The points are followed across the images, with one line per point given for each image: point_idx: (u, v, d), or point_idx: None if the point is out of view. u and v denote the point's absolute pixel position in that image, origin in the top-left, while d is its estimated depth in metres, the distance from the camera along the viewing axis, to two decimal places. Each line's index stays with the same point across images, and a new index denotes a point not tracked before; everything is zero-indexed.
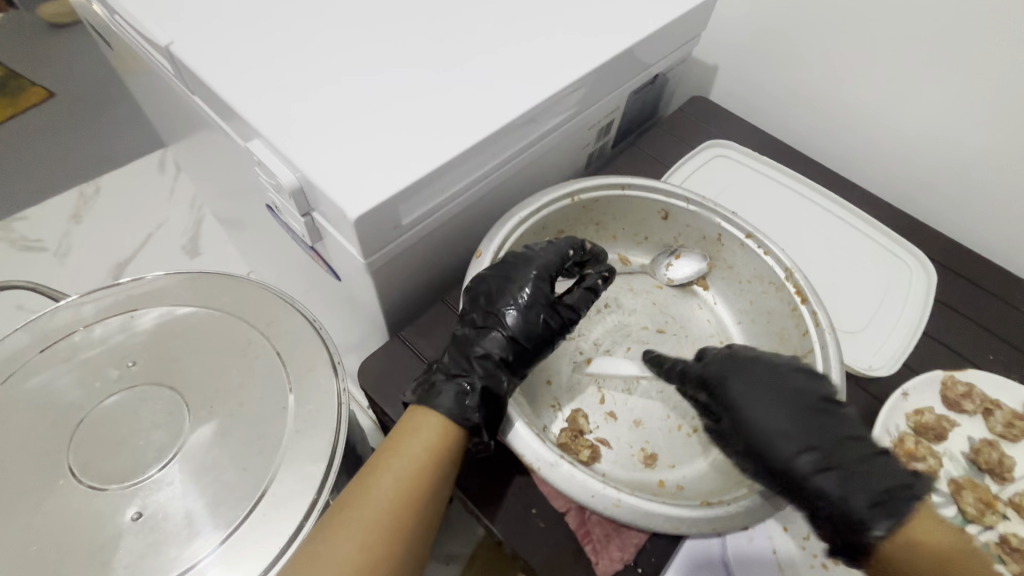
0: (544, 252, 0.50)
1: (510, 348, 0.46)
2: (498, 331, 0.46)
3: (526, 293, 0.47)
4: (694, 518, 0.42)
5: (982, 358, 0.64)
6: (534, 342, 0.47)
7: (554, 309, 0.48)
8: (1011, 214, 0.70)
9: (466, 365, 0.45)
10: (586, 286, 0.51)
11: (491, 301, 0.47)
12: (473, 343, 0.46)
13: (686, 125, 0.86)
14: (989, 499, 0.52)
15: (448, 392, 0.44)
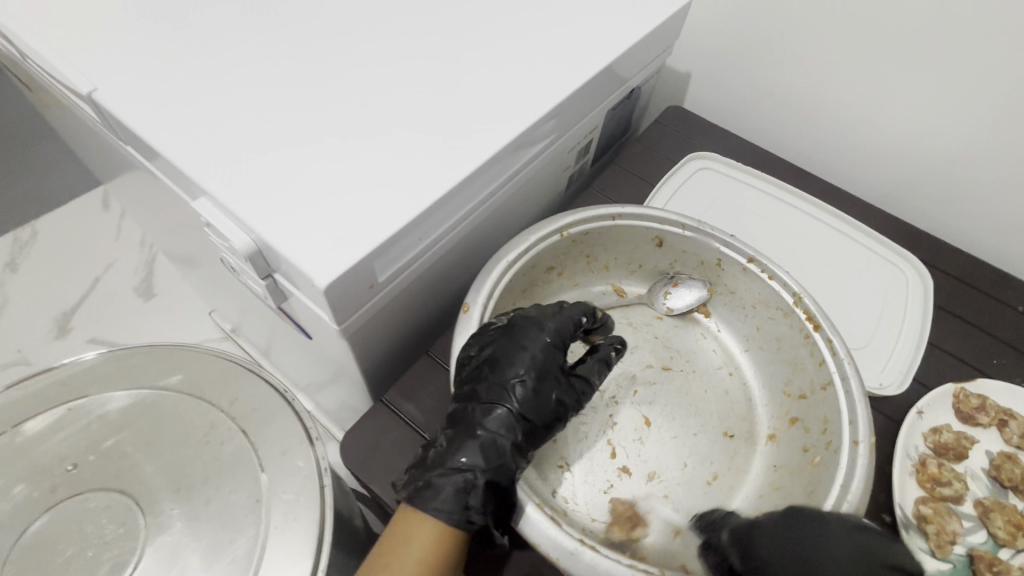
0: (554, 318, 0.45)
1: (519, 426, 0.40)
2: (503, 410, 0.40)
3: (533, 367, 0.42)
4: None
5: (986, 364, 0.63)
6: (544, 420, 0.42)
7: (567, 381, 0.43)
8: (997, 212, 0.69)
9: (468, 451, 0.39)
10: (600, 354, 0.46)
11: (495, 370, 0.41)
12: (476, 423, 0.40)
13: (665, 138, 0.83)
14: (1019, 521, 0.50)
15: (447, 485, 0.38)
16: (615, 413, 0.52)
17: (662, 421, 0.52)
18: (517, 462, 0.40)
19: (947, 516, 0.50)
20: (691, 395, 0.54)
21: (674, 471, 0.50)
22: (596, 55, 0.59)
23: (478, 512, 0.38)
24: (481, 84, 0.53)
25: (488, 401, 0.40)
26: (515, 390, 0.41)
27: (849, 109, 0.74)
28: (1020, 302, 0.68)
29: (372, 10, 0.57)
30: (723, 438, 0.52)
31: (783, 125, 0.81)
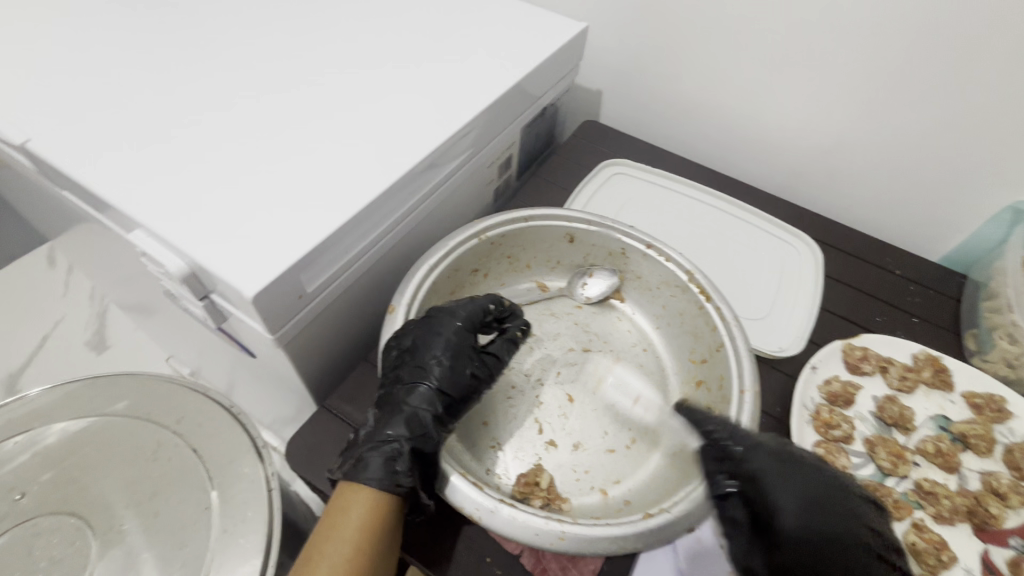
0: (464, 306, 0.51)
1: (438, 399, 0.46)
2: (424, 386, 0.45)
3: (448, 346, 0.47)
4: (637, 534, 0.42)
5: (871, 321, 0.71)
6: (461, 393, 0.47)
7: (479, 359, 0.50)
8: (867, 188, 0.80)
9: (395, 425, 0.44)
10: (507, 335, 0.53)
11: (415, 352, 0.47)
12: (402, 400, 0.45)
13: (582, 150, 0.91)
14: (897, 451, 0.57)
15: (378, 457, 0.42)
16: (541, 394, 0.57)
17: (583, 396, 0.57)
18: (440, 431, 0.45)
19: (837, 454, 0.57)
20: (608, 372, 0.60)
21: (596, 438, 0.55)
22: (500, 77, 0.66)
23: (408, 477, 0.42)
24: (394, 112, 0.60)
25: (411, 380, 0.46)
26: (434, 366, 0.46)
27: (735, 111, 0.83)
28: (897, 265, 0.78)
29: (292, 55, 0.63)
30: (639, 406, 0.58)
31: (684, 130, 0.91)
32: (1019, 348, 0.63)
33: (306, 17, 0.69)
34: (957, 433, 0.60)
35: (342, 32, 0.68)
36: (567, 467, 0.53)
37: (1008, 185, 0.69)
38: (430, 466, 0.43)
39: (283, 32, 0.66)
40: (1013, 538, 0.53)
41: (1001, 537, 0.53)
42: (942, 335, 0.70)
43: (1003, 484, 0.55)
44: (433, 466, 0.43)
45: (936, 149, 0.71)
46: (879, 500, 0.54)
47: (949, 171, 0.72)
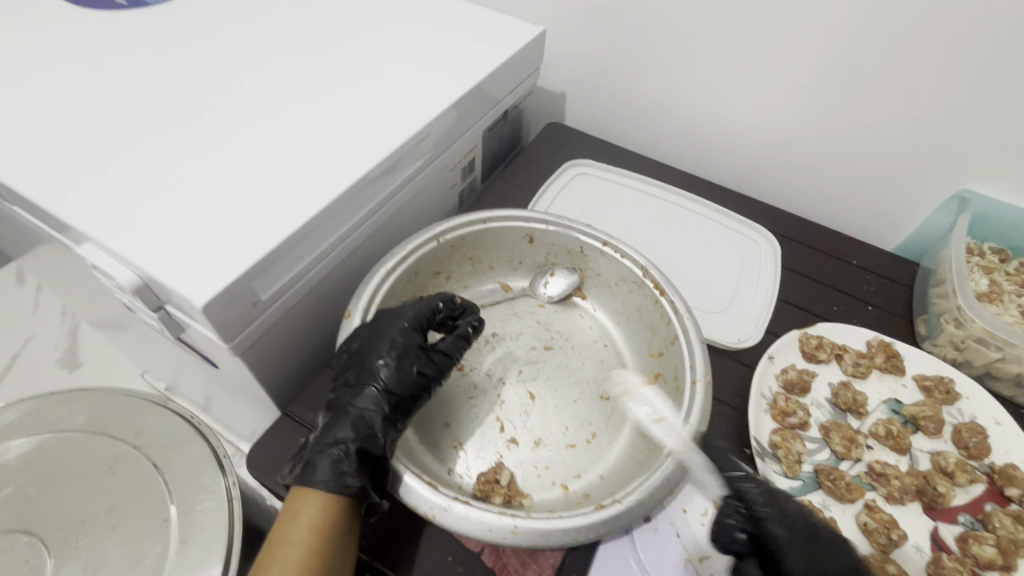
0: (413, 306, 0.53)
1: (385, 399, 0.47)
2: (372, 387, 0.47)
3: (395, 347, 0.49)
4: (588, 525, 0.43)
5: (828, 310, 0.73)
6: (410, 392, 0.48)
7: (427, 356, 0.50)
8: (822, 182, 0.82)
9: (342, 427, 0.45)
10: (457, 332, 0.53)
11: (361, 356, 0.48)
12: (349, 403, 0.46)
13: (547, 151, 0.92)
14: (850, 435, 0.58)
15: (325, 460, 0.44)
16: (502, 392, 0.58)
17: (545, 393, 0.58)
18: (388, 430, 0.46)
19: (793, 441, 0.58)
20: (569, 368, 0.60)
21: (557, 434, 0.56)
22: (456, 81, 0.67)
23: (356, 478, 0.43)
24: (348, 118, 0.60)
25: (357, 382, 0.47)
26: (379, 367, 0.47)
27: (694, 109, 0.85)
28: (853, 255, 0.80)
29: (244, 67, 0.63)
30: (599, 401, 0.59)
31: (646, 129, 0.92)
32: (964, 330, 0.65)
33: (261, 28, 0.69)
34: (908, 416, 0.61)
35: (297, 41, 0.68)
36: (528, 463, 0.53)
37: (951, 173, 0.72)
38: (377, 464, 0.44)
39: (238, 43, 0.66)
40: (961, 515, 0.55)
41: (949, 514, 0.55)
42: (895, 321, 0.73)
43: (950, 463, 0.57)
44: (381, 465, 0.44)
45: (883, 140, 0.74)
46: (832, 483, 0.55)
47: (896, 162, 0.75)
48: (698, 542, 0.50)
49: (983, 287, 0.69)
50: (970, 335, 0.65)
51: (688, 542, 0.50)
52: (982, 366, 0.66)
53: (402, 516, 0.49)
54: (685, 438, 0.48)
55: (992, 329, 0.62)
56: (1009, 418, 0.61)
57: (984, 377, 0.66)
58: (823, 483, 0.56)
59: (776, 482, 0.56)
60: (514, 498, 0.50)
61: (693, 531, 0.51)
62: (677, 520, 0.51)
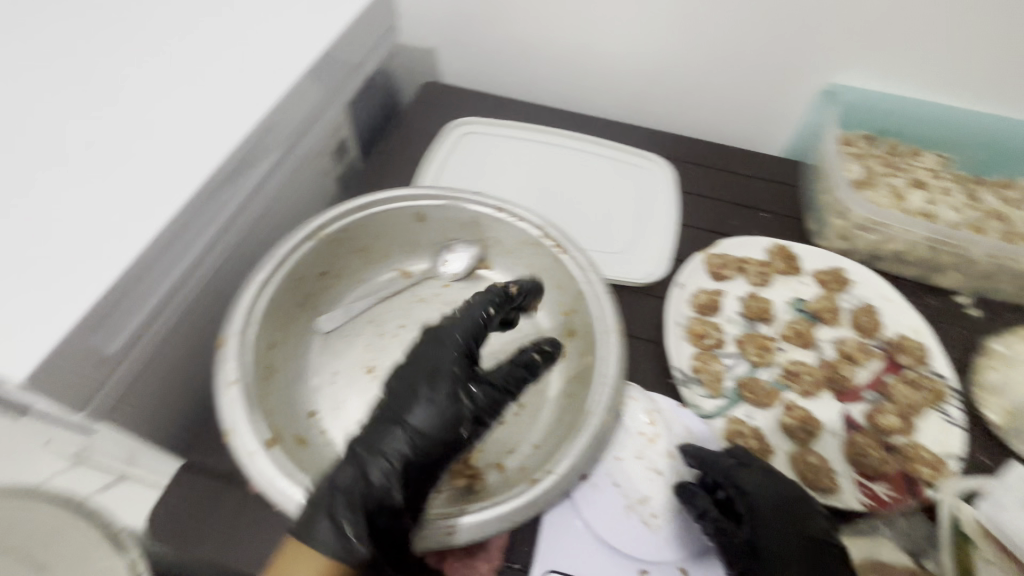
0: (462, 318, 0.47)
1: (428, 410, 0.41)
2: (399, 431, 0.41)
3: (434, 388, 0.42)
4: (522, 505, 0.41)
5: (727, 225, 0.74)
6: (428, 369, 0.43)
7: (465, 391, 0.43)
8: (704, 97, 0.82)
9: (369, 488, 0.39)
10: (530, 360, 0.47)
11: (403, 406, 0.42)
12: (387, 459, 0.40)
13: (425, 115, 0.85)
14: (761, 342, 0.61)
15: (336, 513, 0.38)
16: None
17: None
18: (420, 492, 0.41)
19: (711, 362, 0.59)
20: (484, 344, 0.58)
21: None
22: (295, 53, 0.59)
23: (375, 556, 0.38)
24: (172, 120, 0.51)
25: (399, 445, 0.41)
26: (426, 415, 0.41)
27: (567, 44, 0.81)
28: (742, 167, 0.81)
29: (25, 77, 0.52)
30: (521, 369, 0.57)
31: (526, 73, 0.87)
32: (847, 221, 0.68)
33: (39, 26, 0.56)
34: (810, 312, 0.64)
35: (90, 36, 0.56)
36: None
37: (816, 68, 0.74)
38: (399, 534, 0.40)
39: (10, 52, 0.54)
40: (867, 392, 0.59)
41: (856, 394, 0.59)
42: (788, 223, 0.75)
43: (851, 348, 0.61)
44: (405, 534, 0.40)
45: (751, 44, 0.74)
46: (752, 391, 0.58)
47: (768, 65, 0.75)
48: (635, 484, 0.49)
49: (858, 173, 0.72)
50: (852, 224, 0.68)
51: (627, 487, 0.49)
52: (867, 251, 0.69)
53: None
54: (606, 393, 0.47)
55: (869, 215, 0.66)
56: (895, 293, 0.66)
57: (869, 261, 0.70)
58: (744, 394, 0.58)
59: (699, 404, 0.57)
60: (475, 479, 0.50)
61: (630, 475, 0.49)
62: (613, 470, 0.50)
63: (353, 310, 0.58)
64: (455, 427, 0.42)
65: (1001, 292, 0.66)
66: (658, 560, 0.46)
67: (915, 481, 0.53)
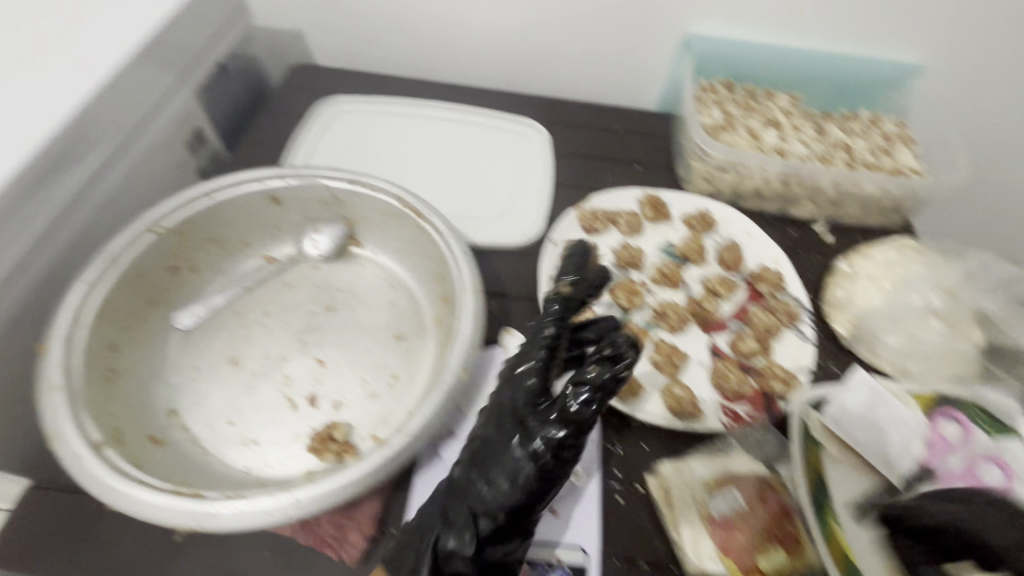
0: (528, 345, 0.44)
1: (497, 455, 0.42)
2: (481, 485, 0.42)
3: (515, 434, 0.42)
4: (375, 465, 0.41)
5: (603, 181, 0.76)
6: (509, 410, 0.43)
7: (528, 431, 0.42)
8: (575, 59, 0.83)
9: (467, 548, 0.40)
10: (610, 384, 0.40)
11: (487, 462, 0.42)
12: (484, 513, 0.41)
13: (295, 98, 0.82)
14: (630, 287, 0.63)
15: (421, 556, 0.40)
16: (286, 369, 0.53)
17: (333, 353, 0.55)
18: (521, 530, 0.42)
19: (582, 310, 0.61)
20: (355, 320, 0.57)
21: (354, 390, 0.53)
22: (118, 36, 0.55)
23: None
24: None
25: (489, 499, 0.41)
26: (505, 478, 0.41)
27: (433, 14, 0.80)
28: (617, 124, 0.83)
29: None
30: (394, 342, 0.56)
31: (399, 48, 0.85)
32: (708, 163, 0.71)
33: None
34: (679, 254, 0.67)
35: None
36: (322, 426, 0.50)
37: (671, 21, 0.76)
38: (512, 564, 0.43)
39: None
40: (730, 323, 0.62)
41: (720, 325, 0.62)
42: (662, 173, 0.78)
43: (713, 282, 0.64)
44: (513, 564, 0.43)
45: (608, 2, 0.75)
46: None
47: (627, 21, 0.77)
48: None
49: (718, 119, 0.74)
50: (713, 166, 0.71)
51: None
52: (730, 191, 0.73)
53: (201, 541, 0.45)
54: (461, 347, 0.47)
55: (726, 155, 0.69)
56: (756, 228, 0.70)
57: (734, 200, 0.74)
58: None
59: None
60: (343, 453, 0.48)
61: None
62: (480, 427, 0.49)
63: (214, 303, 0.56)
64: (519, 482, 0.41)
65: (849, 216, 0.71)
66: None
67: (770, 396, 0.56)
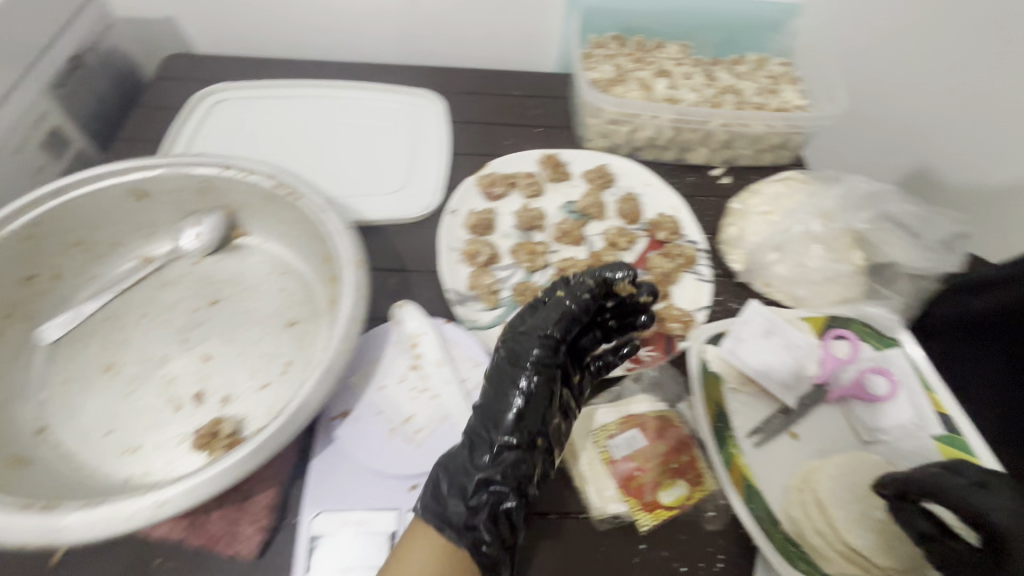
0: (520, 317, 0.50)
1: (506, 399, 0.46)
2: (500, 433, 0.44)
3: (524, 380, 0.46)
4: (246, 454, 0.39)
5: (503, 146, 0.75)
6: (513, 364, 0.47)
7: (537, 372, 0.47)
8: (466, 25, 0.81)
9: (469, 475, 0.43)
10: (576, 307, 0.49)
11: (495, 413, 0.46)
12: (487, 445, 0.44)
13: (173, 89, 0.77)
14: (530, 248, 0.63)
15: (469, 506, 0.42)
16: (168, 369, 0.50)
17: (221, 348, 0.52)
18: (520, 467, 0.44)
19: (483, 276, 0.60)
20: (243, 312, 0.55)
21: (245, 383, 0.50)
22: None
23: (488, 537, 0.41)
24: None
25: (488, 431, 0.45)
26: (520, 414, 0.45)
27: None
28: (516, 87, 0.82)
29: None
30: (286, 329, 0.54)
31: (282, 27, 0.81)
32: (601, 118, 0.70)
33: None
34: (580, 211, 0.67)
35: None
36: (207, 423, 0.47)
37: None
38: (511, 510, 0.42)
39: None
40: (632, 272, 0.63)
41: None
42: (562, 133, 0.77)
43: (613, 234, 0.65)
44: (514, 508, 0.43)
45: None
46: (524, 295, 0.59)
47: None
48: (397, 408, 0.48)
49: (609, 73, 0.74)
50: (604, 120, 0.71)
51: (390, 414, 0.48)
52: (627, 144, 0.73)
53: (81, 557, 0.42)
54: (342, 322, 0.45)
55: (617, 108, 0.68)
56: (654, 177, 0.71)
57: (633, 153, 0.74)
58: (518, 299, 0.59)
59: (476, 319, 0.58)
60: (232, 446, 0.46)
61: (392, 403, 0.48)
62: (376, 403, 0.48)
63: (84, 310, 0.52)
64: (532, 415, 0.45)
65: (742, 157, 0.73)
66: (425, 471, 0.45)
67: (671, 338, 0.57)
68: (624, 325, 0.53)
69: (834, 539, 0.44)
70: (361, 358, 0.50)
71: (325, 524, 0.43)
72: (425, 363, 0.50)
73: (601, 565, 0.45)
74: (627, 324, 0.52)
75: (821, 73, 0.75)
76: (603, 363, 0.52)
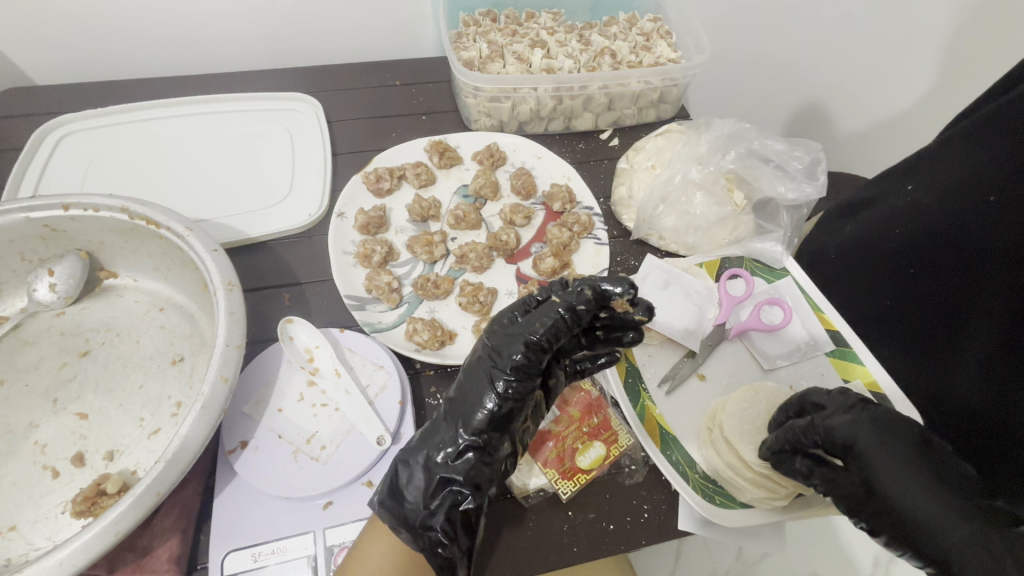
0: (509, 309, 0.46)
1: (478, 400, 0.42)
2: (467, 433, 0.41)
3: (498, 379, 0.42)
4: (123, 510, 0.35)
5: (388, 139, 0.73)
6: (489, 363, 0.43)
7: (515, 374, 0.42)
8: (331, 19, 0.77)
9: (430, 472, 0.41)
10: (568, 317, 0.43)
11: (466, 413, 0.42)
12: (453, 441, 0.42)
13: (10, 127, 0.69)
14: (427, 239, 0.61)
15: (425, 505, 0.40)
16: (39, 436, 0.46)
17: (98, 402, 0.48)
18: (484, 469, 0.41)
19: (380, 275, 0.58)
20: (119, 358, 0.51)
21: (130, 433, 0.47)
22: None
23: (444, 539, 0.39)
24: None
25: (456, 427, 0.42)
26: (490, 416, 0.42)
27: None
28: (395, 76, 0.79)
29: None
30: (172, 367, 0.50)
31: (127, 44, 0.74)
32: (481, 97, 0.68)
33: None
34: (474, 194, 0.67)
35: None
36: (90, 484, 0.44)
37: None
38: (468, 513, 0.39)
39: None
40: (533, 247, 0.63)
41: (525, 252, 0.63)
42: (448, 117, 0.76)
43: (508, 213, 0.64)
44: (472, 510, 0.40)
45: None
46: (425, 287, 0.58)
47: None
48: (296, 426, 0.46)
49: (485, 50, 0.72)
50: (485, 99, 0.69)
51: (288, 434, 0.46)
52: (513, 119, 0.72)
53: None
54: (219, 351, 0.42)
55: (496, 85, 0.66)
56: (544, 148, 0.70)
57: (522, 128, 0.74)
58: (420, 293, 0.58)
59: (378, 320, 0.56)
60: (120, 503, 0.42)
61: (292, 422, 0.46)
62: (273, 425, 0.46)
63: None
64: (502, 421, 0.42)
65: (626, 118, 0.74)
66: (334, 487, 0.43)
67: None
68: (610, 339, 0.46)
69: (742, 470, 0.46)
70: (255, 384, 0.48)
71: (238, 562, 0.41)
72: (321, 369, 0.49)
73: (532, 541, 0.45)
74: (614, 338, 0.46)
75: (688, 25, 0.76)
76: (578, 369, 0.47)
